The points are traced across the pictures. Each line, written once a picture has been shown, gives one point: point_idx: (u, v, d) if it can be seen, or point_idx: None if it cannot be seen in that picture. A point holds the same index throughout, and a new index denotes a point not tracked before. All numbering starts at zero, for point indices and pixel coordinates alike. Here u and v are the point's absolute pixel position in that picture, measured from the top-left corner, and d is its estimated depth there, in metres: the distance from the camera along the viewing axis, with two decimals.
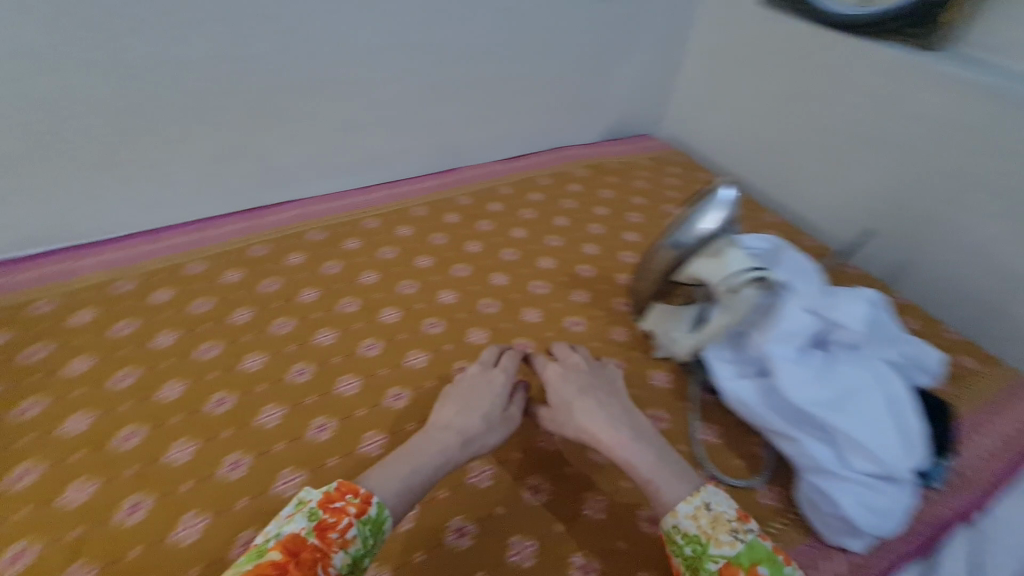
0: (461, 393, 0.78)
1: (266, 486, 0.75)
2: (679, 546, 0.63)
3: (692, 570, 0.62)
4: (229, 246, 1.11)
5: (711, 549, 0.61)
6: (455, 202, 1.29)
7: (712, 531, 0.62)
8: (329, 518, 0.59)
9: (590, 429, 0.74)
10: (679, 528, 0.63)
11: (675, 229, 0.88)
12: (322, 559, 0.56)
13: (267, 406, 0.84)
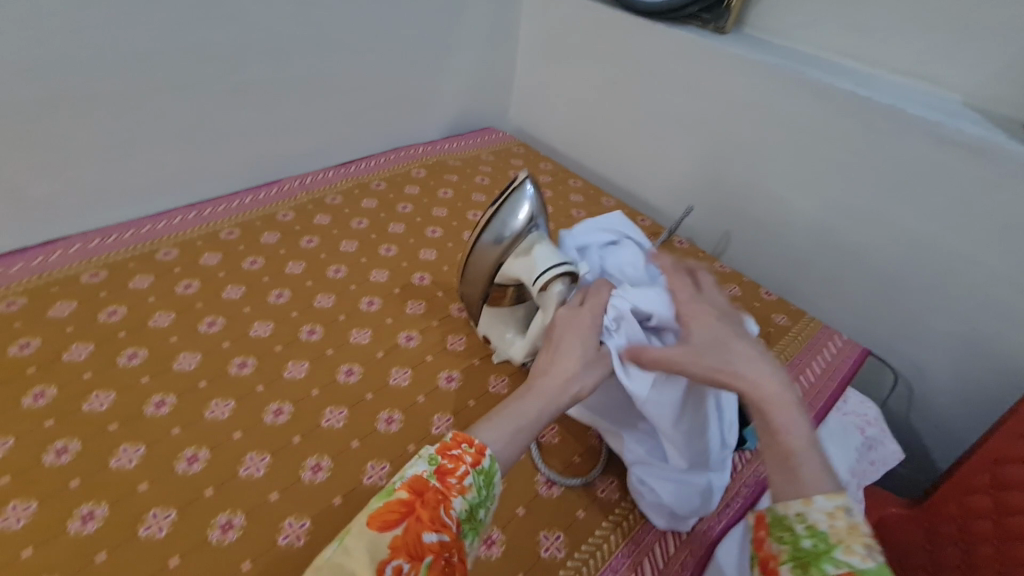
0: (563, 332, 0.70)
1: (133, 533, 0.65)
2: (793, 536, 0.52)
3: (800, 567, 0.49)
4: (57, 274, 0.96)
5: (837, 552, 0.49)
6: (325, 202, 1.23)
7: (847, 536, 0.50)
8: (448, 463, 0.54)
9: (748, 377, 0.60)
10: (804, 517, 0.52)
11: (489, 224, 0.80)
12: (445, 501, 0.52)
13: (122, 448, 0.72)
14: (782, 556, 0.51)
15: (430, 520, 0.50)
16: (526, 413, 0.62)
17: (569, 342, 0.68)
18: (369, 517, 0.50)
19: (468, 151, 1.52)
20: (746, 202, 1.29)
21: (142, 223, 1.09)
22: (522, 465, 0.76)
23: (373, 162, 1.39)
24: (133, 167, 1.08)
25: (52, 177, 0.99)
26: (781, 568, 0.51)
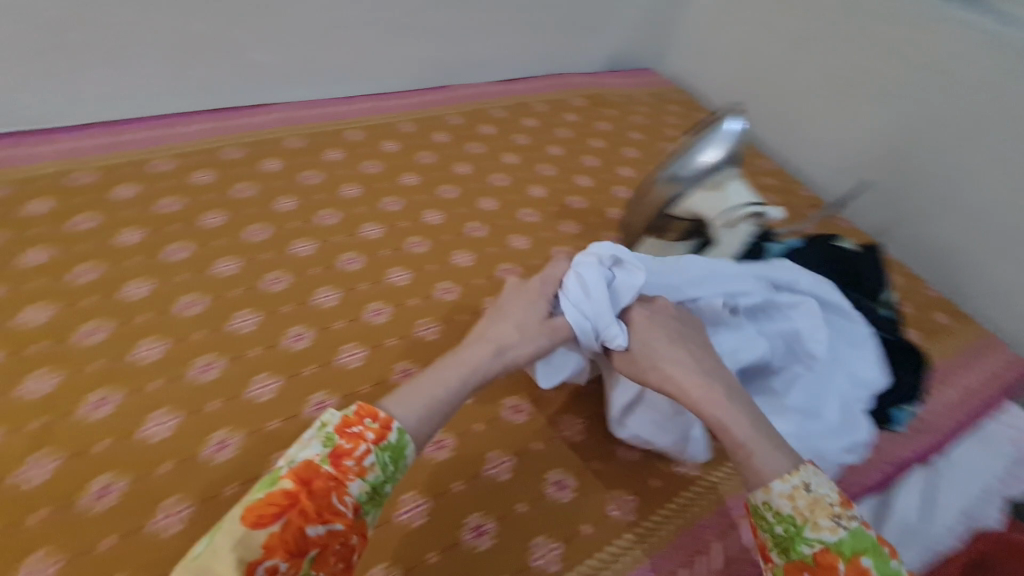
0: (497, 306, 0.63)
1: (132, 429, 0.63)
2: (766, 523, 0.50)
3: (783, 553, 0.49)
4: (127, 156, 0.94)
5: (806, 532, 0.47)
6: (396, 127, 1.13)
7: (810, 513, 0.48)
8: (344, 443, 0.47)
9: (674, 377, 0.57)
10: (769, 505, 0.49)
11: (672, 162, 0.81)
12: (338, 487, 0.45)
13: (149, 338, 0.71)
14: (768, 544, 0.50)
15: (318, 508, 0.44)
16: (448, 382, 0.55)
17: (496, 316, 0.62)
18: (244, 510, 0.43)
19: (558, 92, 1.35)
20: (927, 197, 1.11)
21: (215, 117, 1.05)
22: (535, 457, 0.68)
23: (460, 91, 1.28)
24: (215, 60, 1.03)
25: (122, 60, 0.96)
26: (770, 555, 0.50)
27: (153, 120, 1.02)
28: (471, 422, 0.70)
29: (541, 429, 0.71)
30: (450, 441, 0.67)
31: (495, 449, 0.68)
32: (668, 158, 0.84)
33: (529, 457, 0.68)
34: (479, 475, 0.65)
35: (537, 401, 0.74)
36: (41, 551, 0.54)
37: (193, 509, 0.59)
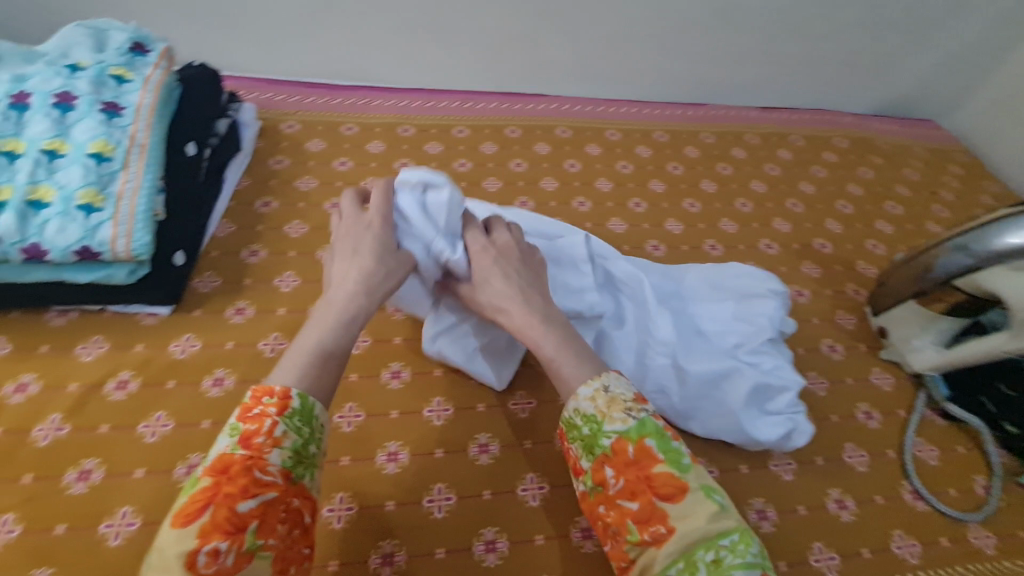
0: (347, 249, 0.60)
1: (164, 343, 0.73)
2: (577, 431, 0.53)
3: (589, 455, 0.52)
4: (265, 111, 1.07)
5: (604, 426, 0.51)
6: (502, 131, 1.15)
7: (607, 409, 0.52)
8: (249, 426, 0.48)
9: (504, 307, 0.60)
10: (579, 409, 0.53)
11: (970, 231, 0.74)
12: (257, 464, 0.46)
13: (210, 272, 0.81)
14: (580, 454, 0.53)
15: (240, 489, 0.44)
16: (324, 337, 0.54)
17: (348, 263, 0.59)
18: (173, 517, 0.43)
19: (690, 124, 1.26)
20: None
21: (344, 94, 1.14)
22: (479, 508, 0.64)
23: (574, 106, 1.25)
24: (365, 44, 1.16)
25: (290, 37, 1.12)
26: (581, 464, 0.53)
27: (292, 85, 1.13)
28: (434, 446, 0.68)
29: (499, 480, 0.67)
30: (404, 456, 0.67)
31: (442, 483, 0.66)
32: (967, 225, 0.77)
33: (475, 501, 0.65)
34: (416, 502, 0.64)
35: (508, 450, 0.69)
36: (57, 417, 0.65)
37: (172, 429, 0.66)
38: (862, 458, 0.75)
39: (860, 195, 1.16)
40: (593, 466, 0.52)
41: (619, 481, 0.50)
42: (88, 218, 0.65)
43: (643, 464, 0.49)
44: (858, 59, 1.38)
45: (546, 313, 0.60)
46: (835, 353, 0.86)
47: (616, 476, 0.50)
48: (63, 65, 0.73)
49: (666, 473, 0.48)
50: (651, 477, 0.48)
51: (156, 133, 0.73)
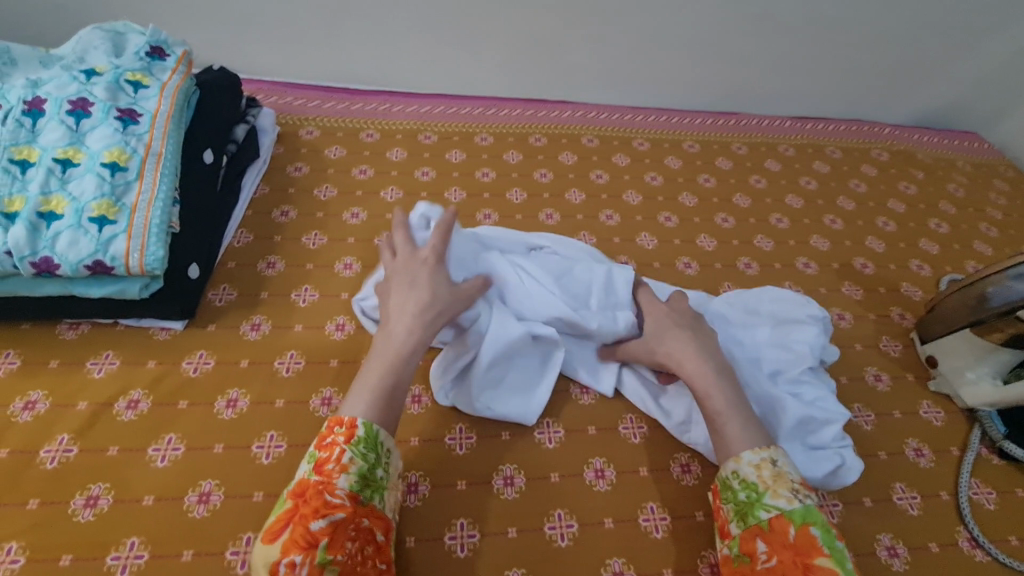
0: (400, 291, 0.64)
1: (177, 359, 0.70)
2: (731, 492, 0.58)
3: (741, 520, 0.56)
4: (284, 116, 1.04)
5: (766, 498, 0.55)
6: (527, 139, 1.11)
7: (773, 483, 0.56)
8: (323, 453, 0.54)
9: (676, 356, 0.65)
10: (737, 472, 0.58)
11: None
12: (326, 488, 0.51)
13: (226, 285, 0.79)
14: (729, 515, 0.57)
15: (313, 510, 0.49)
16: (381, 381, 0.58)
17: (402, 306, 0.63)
18: (263, 532, 0.50)
19: (721, 134, 1.21)
20: None
21: (363, 100, 1.10)
22: (503, 548, 0.60)
23: (601, 113, 1.20)
24: (387, 49, 1.13)
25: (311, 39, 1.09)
26: (729, 526, 0.57)
27: (311, 89, 1.09)
28: (456, 478, 0.65)
29: (525, 516, 0.63)
30: (424, 488, 0.64)
31: (466, 518, 0.62)
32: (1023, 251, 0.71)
33: (500, 539, 0.61)
34: (437, 539, 0.60)
35: (535, 483, 0.65)
36: (65, 437, 0.62)
37: (183, 453, 0.63)
38: (914, 500, 0.70)
39: (902, 212, 1.11)
40: (743, 531, 0.55)
41: (771, 558, 0.52)
42: (100, 230, 0.62)
43: (802, 550, 0.51)
44: (896, 67, 1.32)
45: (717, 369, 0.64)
46: (879, 383, 0.81)
47: (768, 550, 0.53)
48: (78, 70, 0.70)
49: (828, 569, 0.50)
50: (810, 565, 0.50)
51: (172, 142, 0.70)
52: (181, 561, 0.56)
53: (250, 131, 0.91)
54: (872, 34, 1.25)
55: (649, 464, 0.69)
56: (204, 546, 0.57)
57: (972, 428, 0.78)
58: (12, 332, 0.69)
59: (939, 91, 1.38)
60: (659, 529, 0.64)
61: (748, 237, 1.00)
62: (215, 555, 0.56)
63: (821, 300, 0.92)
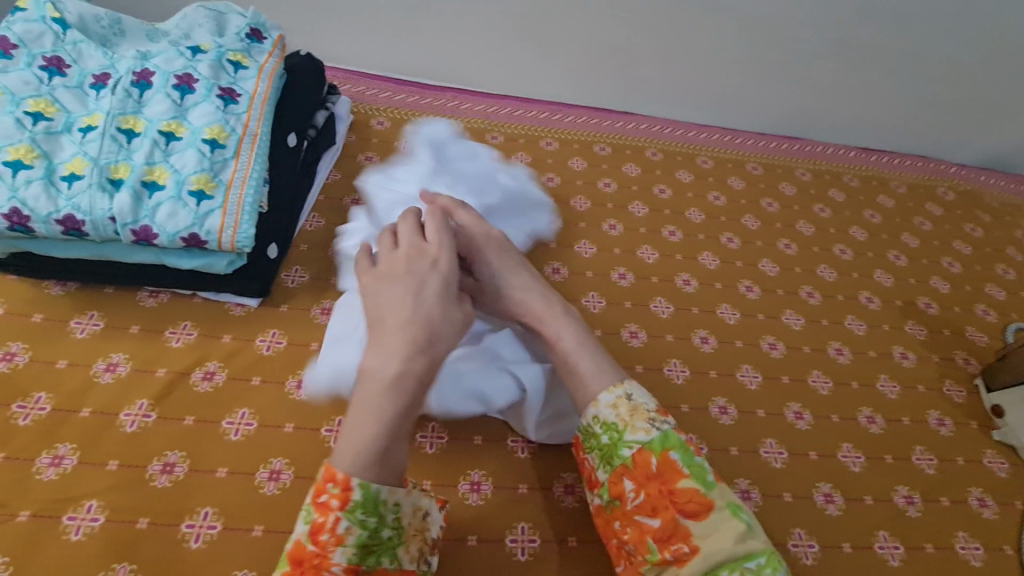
0: (395, 306, 0.60)
1: (250, 334, 0.71)
2: (597, 439, 0.58)
3: (608, 463, 0.57)
4: (357, 104, 1.05)
5: (626, 436, 0.56)
6: (592, 148, 1.11)
7: (629, 419, 0.56)
8: (318, 518, 0.50)
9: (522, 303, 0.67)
10: (598, 418, 0.58)
11: None
12: (323, 562, 0.48)
13: (298, 265, 0.80)
14: (597, 463, 0.58)
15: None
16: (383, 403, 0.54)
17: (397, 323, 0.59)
18: None
19: (785, 159, 1.20)
20: None
21: (434, 95, 1.11)
22: (563, 555, 0.61)
23: (666, 127, 1.20)
24: (461, 46, 1.16)
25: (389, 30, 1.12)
26: (598, 474, 0.58)
27: (384, 80, 1.11)
28: (518, 481, 0.65)
29: (585, 527, 0.63)
30: (487, 488, 0.64)
31: (527, 522, 0.62)
32: None
33: (561, 547, 0.61)
34: (499, 540, 0.61)
35: None
36: (144, 402, 0.64)
37: (256, 429, 0.64)
38: (977, 551, 0.68)
39: (968, 253, 1.09)
40: (610, 473, 0.56)
41: (638, 494, 0.54)
42: (199, 204, 0.63)
43: (665, 478, 0.53)
44: (968, 105, 1.30)
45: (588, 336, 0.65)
46: (941, 426, 0.80)
47: (635, 487, 0.54)
48: (184, 46, 0.72)
49: (689, 490, 0.52)
50: (673, 492, 0.52)
51: (267, 124, 0.71)
52: (252, 536, 0.57)
53: (329, 118, 0.93)
54: (944, 71, 1.24)
55: None
56: (273, 523, 0.58)
57: None
58: (96, 294, 0.71)
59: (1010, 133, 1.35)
60: None
61: (810, 265, 0.99)
62: (284, 534, 0.57)
63: (884, 337, 0.90)
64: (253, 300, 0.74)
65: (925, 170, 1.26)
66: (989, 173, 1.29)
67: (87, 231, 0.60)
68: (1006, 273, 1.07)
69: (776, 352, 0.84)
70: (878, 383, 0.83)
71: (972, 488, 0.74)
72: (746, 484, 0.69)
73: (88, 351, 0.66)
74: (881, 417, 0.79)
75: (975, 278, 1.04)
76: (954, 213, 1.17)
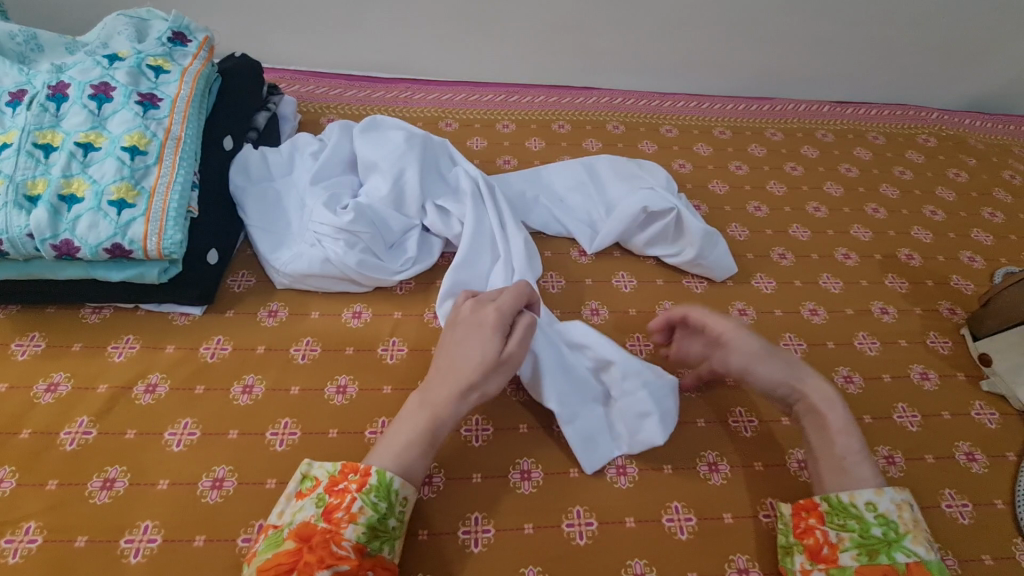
0: (456, 348, 0.60)
1: (195, 342, 0.70)
2: (861, 524, 0.54)
3: (867, 555, 0.53)
4: (305, 103, 1.03)
5: (904, 542, 0.53)
6: (550, 126, 1.08)
7: (910, 527, 0.54)
8: (333, 499, 0.52)
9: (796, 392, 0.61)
10: (874, 505, 0.55)
11: None
12: (333, 538, 0.49)
13: (244, 267, 0.78)
14: (844, 544, 0.54)
15: (318, 559, 0.47)
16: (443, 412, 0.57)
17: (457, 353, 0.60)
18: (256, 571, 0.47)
19: (754, 120, 1.15)
20: None
21: (385, 87, 1.09)
22: (518, 544, 0.58)
23: (628, 99, 1.16)
24: (408, 35, 1.13)
25: (333, 29, 1.11)
26: (841, 555, 0.54)
27: (333, 78, 1.09)
28: (471, 470, 0.63)
29: (542, 512, 0.60)
30: (439, 480, 0.62)
31: (481, 512, 0.60)
32: None
33: (517, 536, 0.59)
34: (451, 532, 0.59)
35: (553, 478, 0.63)
36: (85, 419, 0.62)
37: (199, 438, 0.62)
38: (965, 508, 0.65)
39: (952, 200, 1.04)
40: (866, 565, 0.52)
41: None
42: (120, 213, 0.62)
43: None
44: (949, 44, 1.23)
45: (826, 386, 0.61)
46: (924, 381, 0.76)
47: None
48: (101, 55, 0.70)
49: None
50: None
51: (191, 126, 0.70)
52: (193, 547, 0.55)
53: (273, 120, 0.91)
54: (921, 11, 1.18)
55: (674, 462, 0.65)
56: (215, 533, 0.56)
57: None
58: (37, 316, 0.70)
59: (994, 72, 1.29)
60: (683, 530, 0.60)
61: (780, 224, 0.95)
62: (226, 542, 0.56)
63: (862, 293, 0.86)
64: (197, 309, 0.72)
65: (905, 117, 1.20)
66: (973, 115, 1.23)
67: (5, 250, 0.60)
68: (994, 215, 1.01)
69: (745, 318, 0.80)
70: (856, 340, 0.79)
71: (958, 443, 0.70)
72: (716, 456, 0.66)
73: (27, 372, 0.65)
74: (859, 376, 0.75)
75: (962, 224, 0.99)
76: (937, 158, 1.12)
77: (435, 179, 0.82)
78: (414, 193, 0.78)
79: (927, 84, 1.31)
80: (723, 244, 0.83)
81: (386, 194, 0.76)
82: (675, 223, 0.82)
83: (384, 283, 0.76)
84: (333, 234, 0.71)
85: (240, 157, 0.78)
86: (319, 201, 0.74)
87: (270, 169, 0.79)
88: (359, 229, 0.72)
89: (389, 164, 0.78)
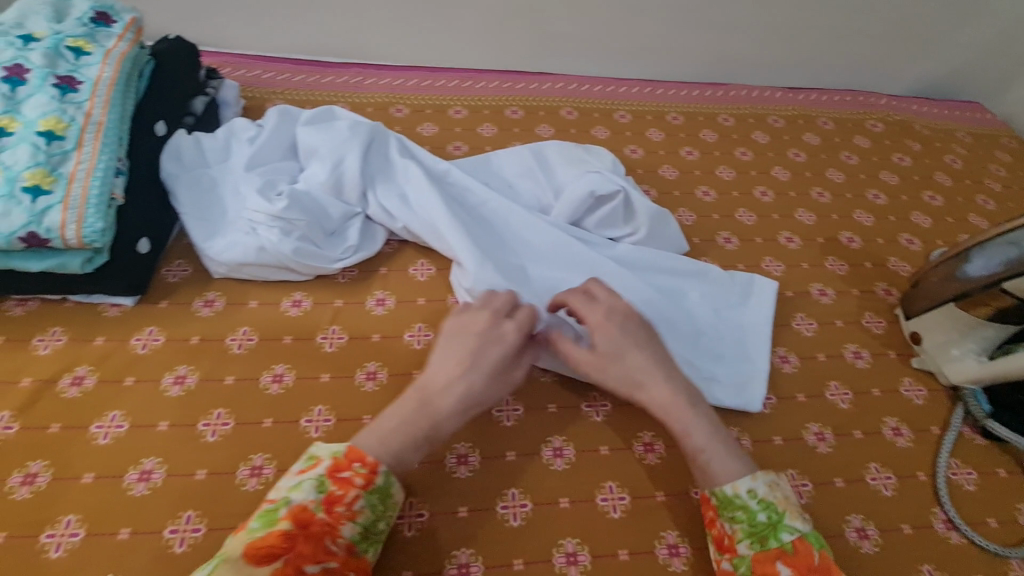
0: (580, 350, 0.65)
1: (126, 333, 0.68)
2: (749, 513, 0.54)
3: (758, 543, 0.53)
4: (249, 88, 1.00)
5: (786, 520, 0.53)
6: (503, 112, 1.07)
7: (786, 503, 0.54)
8: (336, 489, 0.50)
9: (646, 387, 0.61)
10: (754, 492, 0.55)
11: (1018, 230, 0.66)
12: (330, 533, 0.48)
13: (181, 257, 0.76)
14: (738, 536, 0.54)
15: (312, 552, 0.46)
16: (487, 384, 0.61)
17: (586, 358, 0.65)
18: (246, 545, 0.45)
19: (707, 105, 1.16)
20: None
21: (334, 72, 1.07)
22: (451, 527, 0.59)
23: (582, 85, 1.16)
24: (357, 19, 1.11)
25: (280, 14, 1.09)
26: (738, 546, 0.54)
27: (280, 62, 1.06)
28: None
29: (478, 495, 0.61)
30: None
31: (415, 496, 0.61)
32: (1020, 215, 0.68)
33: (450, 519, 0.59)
34: None
35: (488, 462, 0.63)
36: (6, 414, 0.61)
37: (126, 430, 0.61)
38: (888, 481, 0.67)
39: (895, 184, 1.06)
40: (759, 552, 0.53)
41: None
42: (34, 201, 0.60)
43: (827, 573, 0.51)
44: (896, 33, 1.26)
45: (675, 376, 0.62)
46: (856, 359, 0.78)
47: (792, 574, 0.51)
48: (15, 36, 0.68)
49: None
50: None
51: (114, 111, 0.68)
52: (117, 540, 0.54)
53: (211, 105, 0.88)
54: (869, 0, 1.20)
55: (611, 443, 0.66)
56: (140, 525, 0.55)
57: (954, 406, 0.75)
58: None
59: (940, 59, 1.32)
60: (616, 509, 0.61)
61: (724, 207, 0.96)
62: (152, 534, 0.55)
63: (803, 275, 0.88)
64: (129, 304, 0.70)
65: (853, 103, 1.22)
66: (920, 101, 1.25)
67: None
68: (934, 198, 1.04)
69: None
70: (794, 321, 0.81)
71: (885, 418, 0.72)
72: (651, 438, 0.67)
73: None
74: (795, 356, 0.77)
75: (903, 207, 1.02)
76: (883, 143, 1.14)
77: (380, 165, 0.80)
78: (355, 180, 0.76)
79: (879, 71, 1.33)
80: (674, 224, 0.84)
81: (324, 182, 0.75)
82: (623, 205, 0.82)
83: (324, 271, 0.75)
84: (267, 223, 0.70)
85: (171, 143, 0.75)
86: (248, 188, 0.73)
87: (204, 156, 0.77)
88: (294, 218, 0.71)
89: (328, 150, 0.77)
